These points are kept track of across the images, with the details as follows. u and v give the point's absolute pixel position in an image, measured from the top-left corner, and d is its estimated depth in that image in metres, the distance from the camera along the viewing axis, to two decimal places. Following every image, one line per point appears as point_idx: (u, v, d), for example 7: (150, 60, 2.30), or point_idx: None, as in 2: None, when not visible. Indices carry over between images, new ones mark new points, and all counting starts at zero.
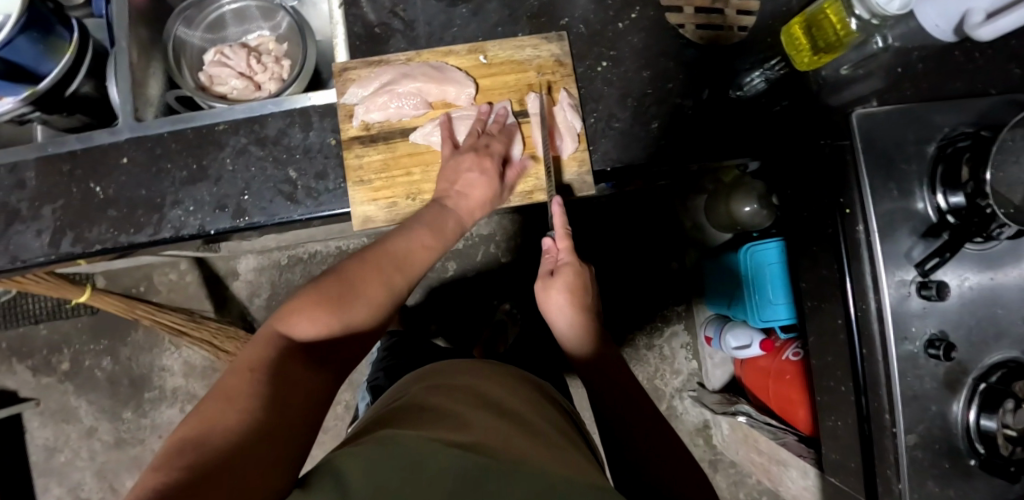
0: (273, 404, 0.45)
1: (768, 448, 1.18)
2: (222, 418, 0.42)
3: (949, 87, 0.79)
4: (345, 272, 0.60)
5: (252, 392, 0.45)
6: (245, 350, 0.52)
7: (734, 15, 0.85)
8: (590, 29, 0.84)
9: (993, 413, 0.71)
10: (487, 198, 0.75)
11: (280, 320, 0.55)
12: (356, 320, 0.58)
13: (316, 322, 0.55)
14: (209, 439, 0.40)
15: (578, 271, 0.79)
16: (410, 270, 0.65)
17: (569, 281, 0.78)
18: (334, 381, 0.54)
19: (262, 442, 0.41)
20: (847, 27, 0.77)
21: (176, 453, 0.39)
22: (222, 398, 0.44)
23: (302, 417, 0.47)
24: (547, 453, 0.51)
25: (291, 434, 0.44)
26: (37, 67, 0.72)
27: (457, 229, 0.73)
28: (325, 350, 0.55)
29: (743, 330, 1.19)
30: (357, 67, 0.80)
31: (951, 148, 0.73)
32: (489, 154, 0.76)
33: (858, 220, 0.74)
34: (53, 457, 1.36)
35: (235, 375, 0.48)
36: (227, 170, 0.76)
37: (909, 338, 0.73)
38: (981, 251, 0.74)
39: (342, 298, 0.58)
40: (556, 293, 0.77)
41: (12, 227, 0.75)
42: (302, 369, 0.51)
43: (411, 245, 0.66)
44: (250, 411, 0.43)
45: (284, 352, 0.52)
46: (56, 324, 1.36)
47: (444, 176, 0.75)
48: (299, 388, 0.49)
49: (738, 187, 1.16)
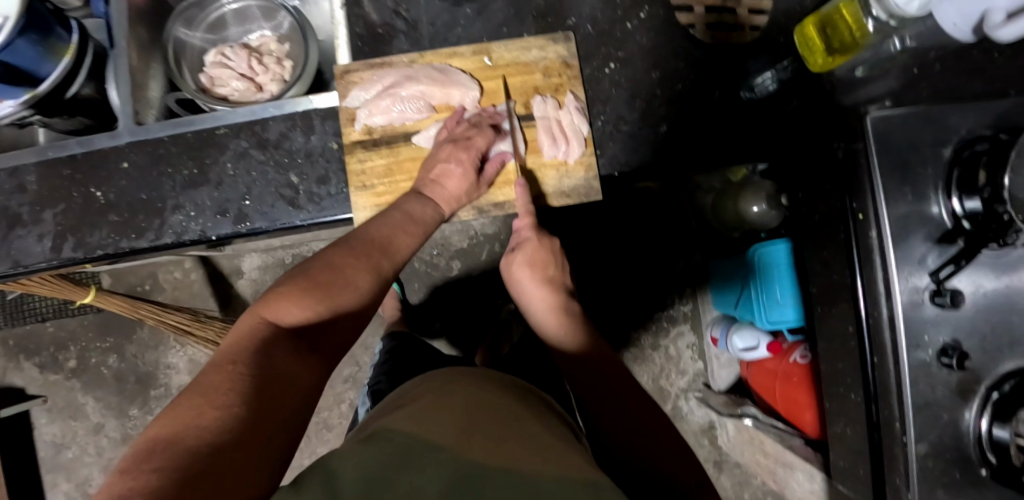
0: (254, 400, 0.45)
1: (773, 451, 1.17)
2: (197, 417, 0.41)
3: (967, 88, 0.77)
4: (331, 260, 0.61)
5: (233, 387, 0.44)
6: (228, 339, 0.52)
7: (746, 15, 0.83)
8: (597, 29, 0.82)
9: (1006, 423, 0.70)
10: (462, 191, 0.74)
11: (264, 305, 0.55)
12: (344, 304, 0.59)
13: (302, 308, 0.56)
14: (185, 438, 0.39)
15: (540, 246, 0.79)
16: (393, 255, 0.66)
17: (528, 258, 0.78)
18: (322, 370, 0.54)
19: (240, 444, 0.41)
20: (864, 27, 0.74)
21: (149, 451, 0.39)
22: (200, 393, 0.43)
23: (285, 413, 0.46)
24: (539, 450, 0.51)
25: (272, 434, 0.44)
26: (36, 70, 0.71)
27: (435, 218, 0.73)
28: (310, 337, 0.55)
29: (749, 331, 1.17)
30: (360, 69, 0.79)
31: (968, 152, 0.71)
32: (467, 147, 0.74)
33: (870, 225, 0.72)
34: (61, 453, 1.37)
35: (216, 368, 0.47)
36: (228, 174, 0.75)
37: (922, 346, 0.72)
38: (997, 257, 0.72)
39: (329, 284, 0.59)
40: (519, 269, 0.78)
41: (13, 231, 0.75)
42: (288, 358, 0.51)
43: (392, 233, 0.67)
44: (230, 408, 0.43)
45: (268, 341, 0.51)
46: (62, 321, 1.36)
47: (426, 165, 0.75)
48: (284, 383, 0.48)
49: (747, 187, 1.14)
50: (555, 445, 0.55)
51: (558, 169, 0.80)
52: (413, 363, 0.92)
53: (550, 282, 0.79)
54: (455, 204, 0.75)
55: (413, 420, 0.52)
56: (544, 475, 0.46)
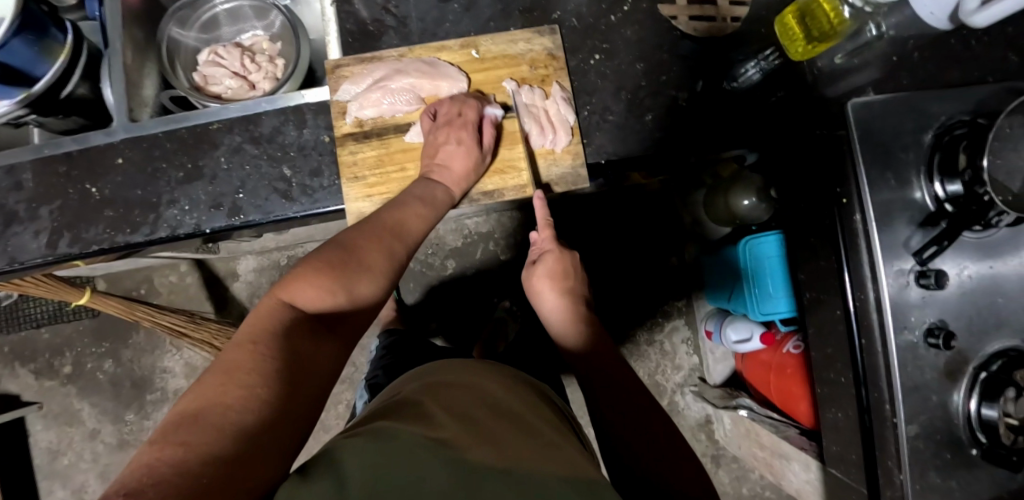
0: (277, 381, 0.45)
1: (769, 442, 1.17)
2: (222, 395, 0.42)
3: (946, 75, 0.79)
4: (347, 243, 0.62)
5: (255, 367, 0.45)
6: (249, 318, 0.53)
7: (727, 6, 0.84)
8: (583, 23, 0.84)
9: (994, 403, 0.71)
10: (468, 168, 0.76)
11: (283, 289, 0.56)
12: (360, 290, 0.60)
13: (321, 289, 0.57)
14: (211, 416, 0.41)
15: (560, 258, 0.85)
16: (405, 236, 0.67)
17: (549, 268, 0.84)
18: (342, 351, 0.55)
19: (265, 425, 0.42)
20: (841, 15, 0.76)
21: (174, 427, 0.40)
22: (224, 372, 0.44)
23: (304, 396, 0.47)
24: (538, 449, 0.52)
25: (295, 415, 0.45)
26: (33, 71, 0.72)
27: (447, 200, 0.75)
28: (328, 321, 0.56)
29: (743, 323, 1.19)
30: (351, 63, 0.80)
31: (948, 137, 0.73)
32: (461, 123, 0.76)
33: (855, 209, 0.74)
34: (56, 460, 1.36)
35: (237, 347, 0.47)
36: (222, 168, 0.76)
37: (909, 328, 0.73)
38: (979, 239, 0.73)
39: (346, 267, 0.59)
40: (540, 280, 0.84)
41: (10, 228, 0.75)
42: (307, 340, 0.52)
43: (405, 216, 0.69)
44: (256, 387, 0.44)
45: (290, 323, 0.52)
46: (58, 327, 1.36)
47: (428, 150, 0.77)
48: (305, 367, 0.49)
49: (736, 181, 1.16)
50: (555, 442, 0.56)
51: (546, 158, 0.81)
52: (410, 358, 0.92)
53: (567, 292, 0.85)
54: (464, 180, 0.76)
55: (415, 417, 0.53)
56: (543, 475, 0.47)
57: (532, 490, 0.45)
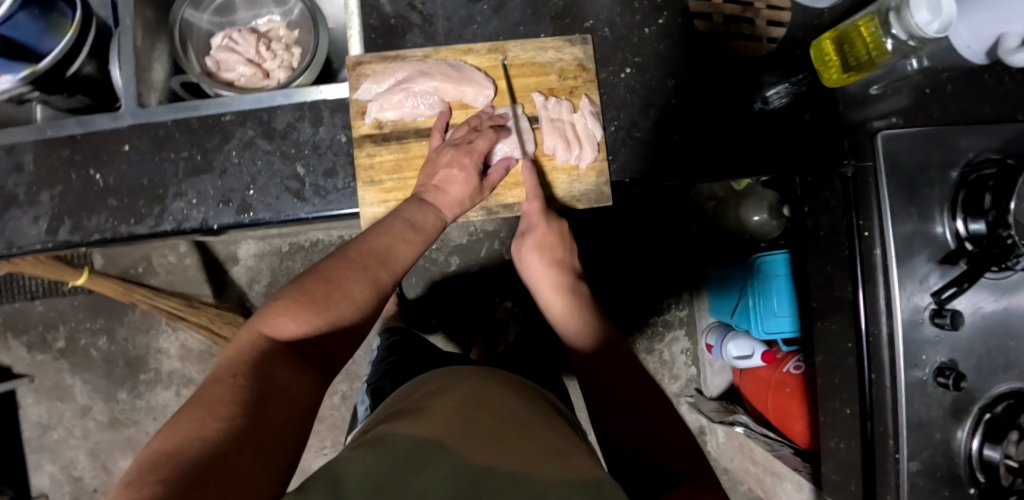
0: (254, 411, 0.44)
1: (763, 459, 1.18)
2: (199, 428, 0.41)
3: (978, 111, 0.77)
4: (327, 270, 0.59)
5: (234, 399, 0.44)
6: (226, 353, 0.51)
7: (764, 26, 0.82)
8: (615, 33, 0.81)
9: (998, 444, 0.71)
10: (465, 196, 0.73)
11: (262, 321, 0.54)
12: (343, 316, 0.57)
13: (300, 321, 0.54)
14: (189, 448, 0.39)
15: (549, 231, 0.79)
16: (393, 265, 0.64)
17: (538, 243, 0.78)
18: (323, 382, 0.54)
19: (243, 451, 0.40)
20: (881, 46, 0.72)
21: (152, 463, 0.38)
22: (202, 406, 0.43)
23: (281, 424, 0.45)
24: (541, 452, 0.51)
25: (276, 443, 0.44)
26: (38, 46, 0.69)
27: (437, 224, 0.71)
28: (308, 350, 0.54)
29: (745, 340, 1.18)
30: (372, 61, 0.77)
31: (975, 176, 0.71)
32: (469, 151, 0.73)
33: (876, 243, 0.73)
34: (46, 434, 1.35)
35: (216, 382, 0.46)
36: (232, 162, 0.74)
37: (919, 365, 0.72)
38: (997, 280, 0.72)
39: (325, 297, 0.56)
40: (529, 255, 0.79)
41: (9, 211, 0.73)
42: (287, 370, 0.50)
43: (393, 244, 0.65)
44: (232, 418, 0.42)
45: (269, 355, 0.51)
46: (52, 301, 1.34)
47: (425, 171, 0.74)
48: (283, 394, 0.48)
49: (749, 195, 1.16)
50: (559, 446, 0.54)
51: (570, 173, 0.80)
52: (413, 361, 0.91)
53: (558, 263, 0.80)
54: (458, 208, 0.73)
55: (416, 424, 0.52)
56: (550, 478, 0.46)
57: (534, 489, 0.44)
